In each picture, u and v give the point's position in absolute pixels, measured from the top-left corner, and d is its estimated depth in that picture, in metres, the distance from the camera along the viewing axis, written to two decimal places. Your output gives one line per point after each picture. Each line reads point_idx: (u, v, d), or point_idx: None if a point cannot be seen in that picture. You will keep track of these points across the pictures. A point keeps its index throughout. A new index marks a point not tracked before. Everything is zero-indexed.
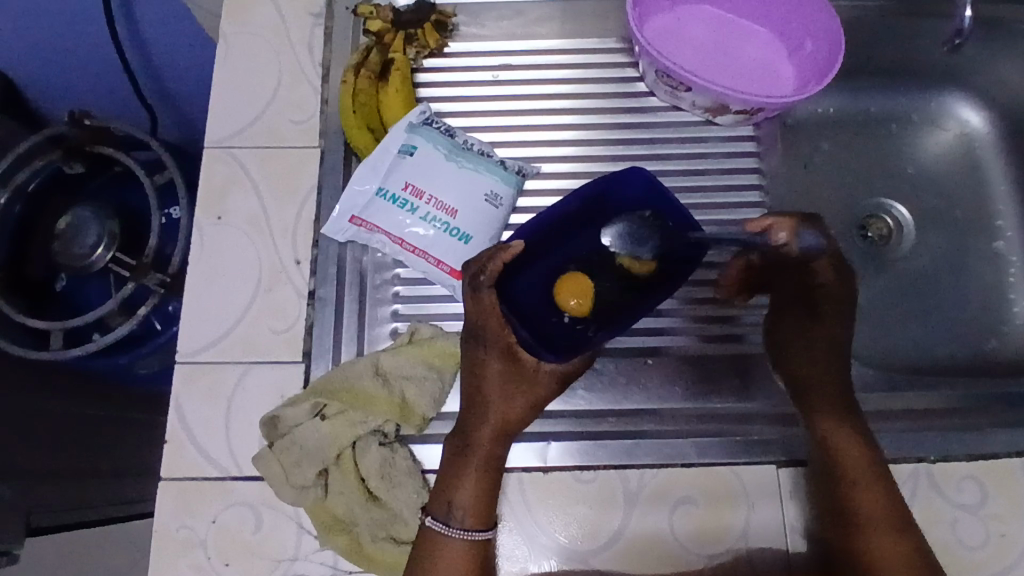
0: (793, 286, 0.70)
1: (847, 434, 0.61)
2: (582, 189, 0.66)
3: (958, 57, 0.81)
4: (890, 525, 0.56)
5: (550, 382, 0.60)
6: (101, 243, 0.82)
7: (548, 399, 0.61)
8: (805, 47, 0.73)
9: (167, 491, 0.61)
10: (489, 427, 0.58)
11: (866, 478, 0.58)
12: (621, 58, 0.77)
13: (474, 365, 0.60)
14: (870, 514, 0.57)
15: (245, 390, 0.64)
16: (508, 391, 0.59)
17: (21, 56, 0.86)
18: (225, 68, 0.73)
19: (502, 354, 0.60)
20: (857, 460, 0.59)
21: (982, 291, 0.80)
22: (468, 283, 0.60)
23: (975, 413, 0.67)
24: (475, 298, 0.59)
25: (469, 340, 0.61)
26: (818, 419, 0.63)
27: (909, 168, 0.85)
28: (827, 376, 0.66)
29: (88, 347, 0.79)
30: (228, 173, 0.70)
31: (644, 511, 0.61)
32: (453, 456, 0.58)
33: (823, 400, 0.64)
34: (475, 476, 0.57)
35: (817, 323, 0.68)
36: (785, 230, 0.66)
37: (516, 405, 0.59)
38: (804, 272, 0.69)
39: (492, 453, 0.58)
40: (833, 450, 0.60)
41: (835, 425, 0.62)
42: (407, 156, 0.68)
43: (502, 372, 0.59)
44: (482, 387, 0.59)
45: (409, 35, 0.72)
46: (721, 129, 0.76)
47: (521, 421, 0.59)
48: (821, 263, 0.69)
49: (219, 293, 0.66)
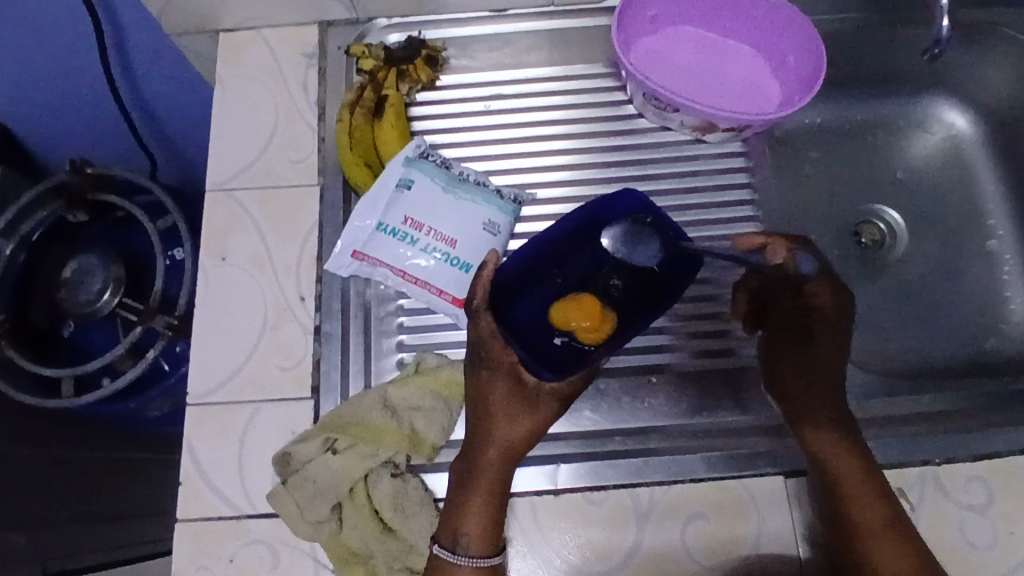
0: (789, 305, 0.70)
1: (833, 442, 0.61)
2: (582, 206, 0.67)
3: (939, 64, 0.83)
4: (890, 529, 0.56)
5: (551, 401, 0.61)
6: (106, 289, 0.83)
7: (552, 421, 0.61)
8: (788, 63, 0.75)
9: (182, 533, 0.62)
10: (494, 451, 0.59)
11: (859, 488, 0.58)
12: (609, 82, 0.79)
13: (478, 388, 0.61)
14: (868, 522, 0.57)
15: (256, 429, 0.65)
16: (512, 413, 0.60)
17: (20, 109, 0.87)
18: (221, 113, 0.75)
19: (506, 375, 0.60)
20: (848, 472, 0.59)
21: (978, 291, 0.81)
22: (465, 309, 0.62)
23: (978, 414, 0.67)
24: (474, 324, 0.61)
25: (473, 364, 0.62)
26: (808, 430, 0.63)
27: (898, 172, 0.87)
28: (823, 386, 0.66)
29: (100, 392, 0.80)
30: (230, 215, 0.71)
31: (656, 530, 0.62)
32: (460, 480, 0.59)
33: (811, 408, 0.64)
34: (481, 500, 0.58)
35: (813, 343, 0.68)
36: (780, 251, 0.66)
37: (519, 429, 0.60)
38: (800, 292, 0.69)
39: (497, 477, 0.59)
40: (821, 461, 0.61)
41: (821, 436, 0.62)
42: (405, 190, 0.70)
43: (506, 394, 0.60)
44: (487, 410, 0.60)
45: (401, 71, 0.75)
46: (710, 147, 0.77)
47: (525, 444, 0.60)
48: (816, 283, 0.68)
49: (225, 334, 0.67)
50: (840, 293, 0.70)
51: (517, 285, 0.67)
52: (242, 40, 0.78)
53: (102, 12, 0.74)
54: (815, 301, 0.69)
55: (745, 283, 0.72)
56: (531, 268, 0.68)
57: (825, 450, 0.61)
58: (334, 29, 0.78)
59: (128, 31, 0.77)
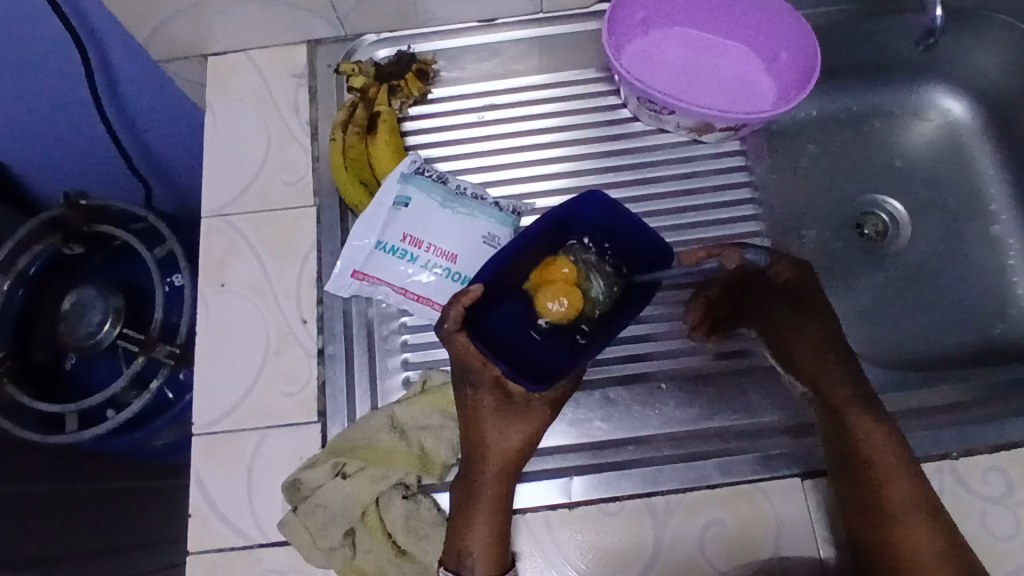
0: (767, 289, 0.70)
1: (880, 430, 0.60)
2: (539, 219, 0.64)
3: (934, 51, 0.82)
4: (921, 515, 0.57)
5: (544, 408, 0.60)
6: (106, 321, 0.82)
7: (545, 428, 0.60)
8: (781, 59, 0.74)
9: (195, 566, 0.61)
10: (491, 466, 0.59)
11: (892, 467, 0.58)
12: (602, 87, 0.78)
13: (468, 407, 0.60)
14: (903, 505, 0.57)
15: (264, 456, 0.64)
16: (505, 426, 0.59)
17: (11, 144, 0.87)
18: (213, 138, 0.74)
19: (493, 390, 0.60)
20: (883, 453, 0.59)
21: (984, 277, 0.80)
22: (439, 330, 0.59)
23: (991, 402, 0.66)
24: (451, 345, 0.59)
25: (458, 382, 0.61)
26: (851, 416, 0.61)
27: (897, 162, 0.86)
28: (824, 360, 0.66)
29: (104, 426, 0.79)
30: (227, 242, 0.70)
31: (675, 535, 0.61)
32: (462, 499, 0.59)
33: (845, 398, 0.63)
34: (484, 518, 0.57)
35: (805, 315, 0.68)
36: (732, 258, 0.67)
37: (514, 440, 0.59)
38: (763, 278, 0.70)
39: (498, 491, 0.58)
40: (863, 447, 0.59)
41: (867, 422, 0.61)
42: (402, 207, 0.69)
43: (495, 408, 0.60)
44: (479, 427, 0.60)
45: (392, 87, 0.74)
46: (707, 147, 0.77)
47: (522, 454, 0.59)
48: (776, 268, 0.69)
49: (228, 362, 0.67)
50: (801, 271, 0.70)
51: (497, 294, 0.65)
52: (230, 64, 0.77)
53: (87, 43, 0.73)
54: (784, 282, 0.70)
55: (707, 289, 0.71)
56: (502, 278, 0.65)
57: (869, 436, 0.60)
58: (322, 49, 0.78)
59: (115, 60, 0.76)
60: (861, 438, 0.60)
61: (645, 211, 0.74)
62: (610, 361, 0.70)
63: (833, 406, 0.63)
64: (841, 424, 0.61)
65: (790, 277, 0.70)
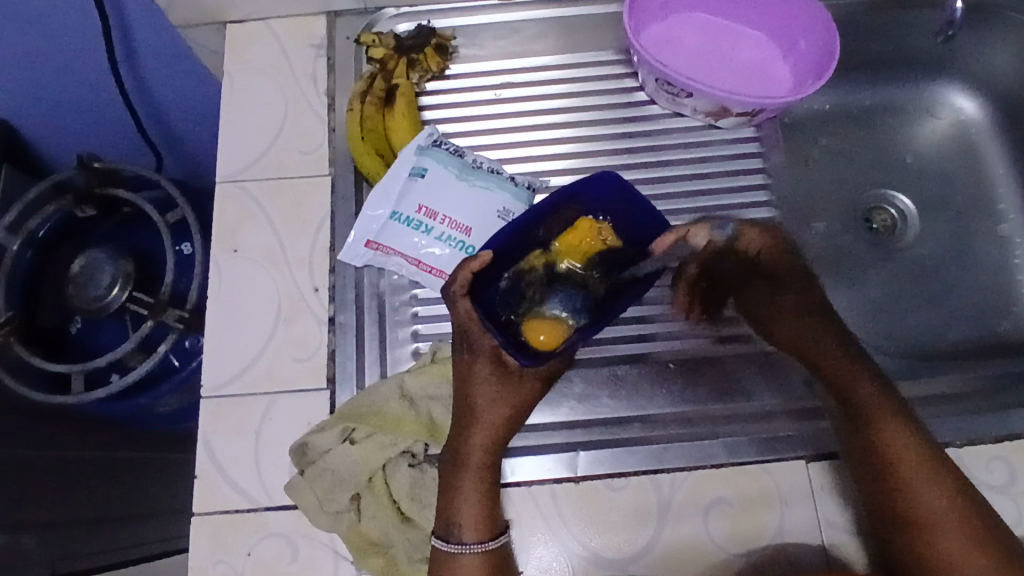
0: (741, 266, 0.67)
1: (907, 438, 0.56)
2: (546, 196, 0.64)
3: (951, 47, 0.82)
4: (959, 524, 0.52)
5: (533, 381, 0.62)
6: (115, 284, 0.82)
7: (532, 401, 0.62)
8: (800, 48, 0.74)
9: (200, 527, 0.61)
10: (481, 434, 0.59)
11: (926, 479, 0.54)
12: (619, 69, 0.78)
13: (462, 373, 0.61)
14: (940, 516, 0.53)
15: (273, 421, 0.64)
16: (497, 396, 0.60)
17: (22, 105, 0.87)
18: (230, 104, 0.74)
19: (489, 359, 0.60)
20: (913, 466, 0.55)
21: (990, 274, 0.80)
22: (445, 292, 0.60)
23: (995, 393, 0.67)
24: (453, 308, 0.60)
25: (456, 348, 0.62)
26: (874, 426, 0.57)
27: (908, 157, 0.86)
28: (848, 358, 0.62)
29: (110, 388, 0.80)
30: (240, 208, 0.71)
31: (679, 515, 0.61)
32: (449, 467, 0.59)
33: (877, 409, 0.58)
34: (473, 485, 0.58)
35: (783, 291, 0.66)
36: (700, 235, 0.63)
37: (505, 409, 0.60)
38: (736, 253, 0.66)
39: (487, 460, 0.59)
40: (890, 457, 0.56)
41: (895, 428, 0.57)
42: (418, 177, 0.69)
43: (489, 377, 0.60)
44: (471, 394, 0.60)
45: (411, 60, 0.74)
46: (723, 132, 0.77)
47: (510, 425, 0.60)
48: (744, 239, 0.65)
49: (239, 325, 0.67)
50: (773, 237, 0.66)
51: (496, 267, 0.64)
52: (248, 32, 0.78)
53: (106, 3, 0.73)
54: (756, 255, 0.66)
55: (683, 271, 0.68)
56: (510, 252, 0.64)
57: (899, 447, 0.56)
58: (342, 20, 0.78)
59: (133, 22, 0.76)
60: (885, 453, 0.56)
61: (659, 194, 0.75)
62: (614, 341, 0.70)
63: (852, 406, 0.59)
64: (863, 435, 0.58)
65: (761, 249, 0.65)
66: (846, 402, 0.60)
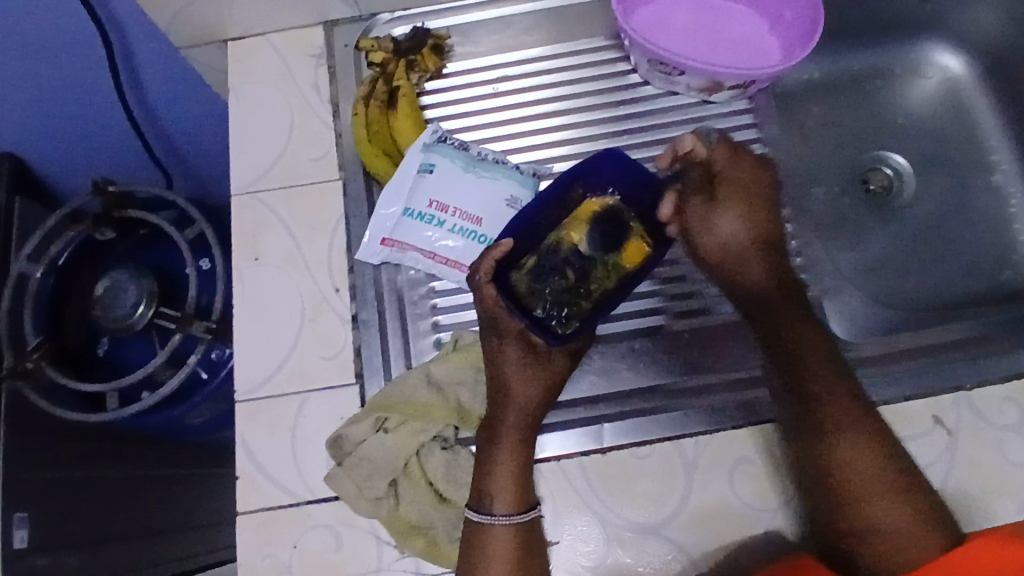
0: (700, 178, 0.67)
1: (867, 449, 0.56)
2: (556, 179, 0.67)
3: (933, 7, 0.84)
4: (914, 533, 0.53)
5: (561, 360, 0.64)
6: (141, 302, 0.84)
7: (561, 379, 0.64)
8: (785, 18, 0.76)
9: (246, 525, 0.64)
10: (513, 413, 0.62)
11: (883, 490, 0.54)
12: (611, 54, 0.80)
13: (491, 356, 0.63)
14: (893, 526, 0.54)
15: (307, 418, 0.66)
16: (527, 376, 0.63)
17: (33, 137, 0.89)
18: (237, 119, 0.77)
19: (517, 341, 0.63)
20: (870, 477, 0.55)
21: (987, 225, 0.83)
22: (469, 280, 0.63)
23: (1001, 337, 0.69)
24: (478, 294, 0.62)
25: (485, 333, 0.64)
26: (833, 435, 0.57)
27: (898, 118, 0.88)
28: (816, 350, 0.61)
29: (143, 403, 0.82)
30: (257, 217, 0.73)
31: (703, 477, 0.64)
32: (483, 445, 0.62)
33: (834, 418, 0.57)
34: (507, 462, 0.60)
35: (726, 211, 0.66)
36: (688, 143, 0.66)
37: (535, 389, 0.63)
38: (705, 168, 0.67)
39: (520, 438, 0.61)
40: (842, 470, 0.56)
41: (853, 442, 0.56)
42: (426, 173, 0.71)
43: (519, 358, 0.63)
44: (503, 376, 0.63)
45: (410, 62, 0.76)
46: (717, 107, 0.79)
47: (541, 403, 0.63)
48: (716, 153, 0.67)
49: (265, 329, 0.69)
50: (749, 160, 0.67)
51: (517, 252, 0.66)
52: (248, 47, 0.80)
53: (111, 30, 0.76)
54: (717, 169, 0.67)
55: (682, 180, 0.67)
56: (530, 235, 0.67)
57: (853, 456, 0.56)
58: (339, 29, 0.80)
59: (136, 47, 0.79)
60: (842, 465, 0.56)
61: None
62: (619, 317, 0.72)
63: (811, 414, 0.58)
64: (817, 446, 0.58)
65: (722, 164, 0.67)
66: (811, 409, 0.59)
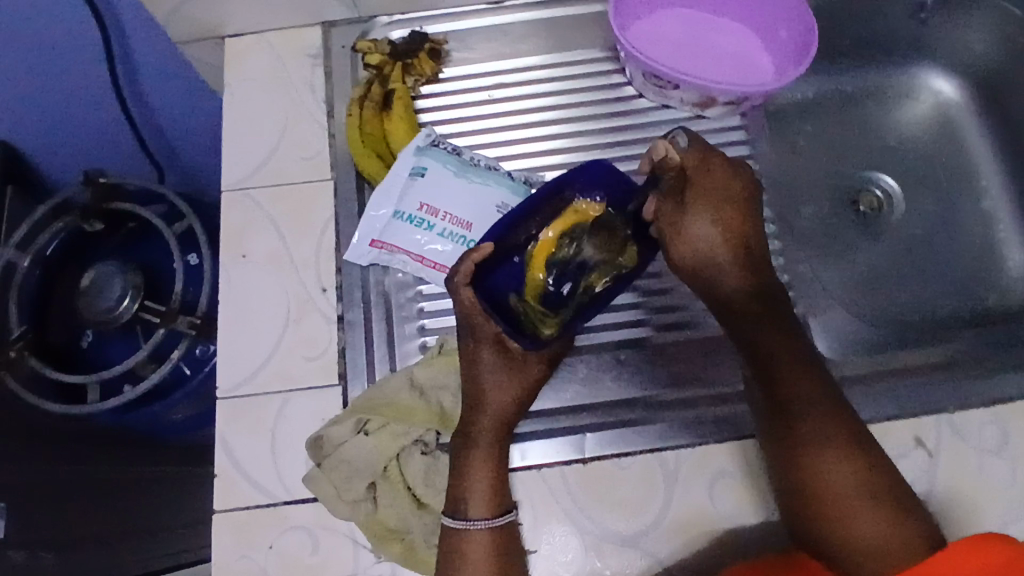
0: (678, 179, 0.67)
1: (845, 463, 0.54)
2: (539, 188, 0.66)
3: (925, 31, 0.85)
4: (897, 552, 0.52)
5: (537, 365, 0.65)
6: (126, 295, 0.83)
7: (536, 385, 0.65)
8: (780, 37, 0.77)
9: (222, 524, 0.63)
10: (487, 417, 0.62)
11: (863, 508, 0.53)
12: (607, 65, 0.81)
13: (467, 360, 0.64)
14: (872, 539, 0.52)
15: (288, 418, 0.66)
16: (502, 380, 0.64)
17: (26, 126, 0.89)
18: (231, 115, 0.77)
19: (493, 346, 0.64)
20: (848, 487, 0.54)
21: (974, 247, 0.83)
22: (448, 282, 0.63)
23: (984, 360, 0.70)
24: (457, 298, 0.62)
25: (461, 337, 0.65)
26: (806, 446, 0.56)
27: (889, 140, 0.89)
28: (794, 363, 0.59)
29: (124, 397, 0.82)
30: (247, 215, 0.73)
31: (685, 489, 0.63)
32: (459, 449, 0.62)
33: (807, 429, 0.56)
34: (481, 466, 0.61)
35: (705, 208, 0.66)
36: (663, 148, 0.65)
37: (509, 393, 0.63)
38: (676, 170, 0.66)
39: (495, 442, 0.62)
40: (816, 478, 0.55)
41: (827, 450, 0.55)
42: (418, 177, 0.72)
43: (494, 363, 0.64)
44: (477, 380, 0.64)
45: (406, 65, 0.77)
46: (711, 122, 0.79)
47: (516, 408, 0.64)
48: (689, 155, 0.66)
49: (249, 327, 0.69)
50: (713, 161, 0.66)
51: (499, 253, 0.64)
52: (244, 44, 0.80)
53: (108, 22, 0.76)
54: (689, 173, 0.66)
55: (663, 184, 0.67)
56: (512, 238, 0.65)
57: (830, 466, 0.55)
58: (337, 30, 0.80)
59: (133, 40, 0.79)
60: (819, 476, 0.55)
61: None
62: (601, 328, 0.72)
63: (787, 427, 0.57)
64: (792, 457, 0.56)
65: (699, 167, 0.66)
66: (784, 422, 0.58)
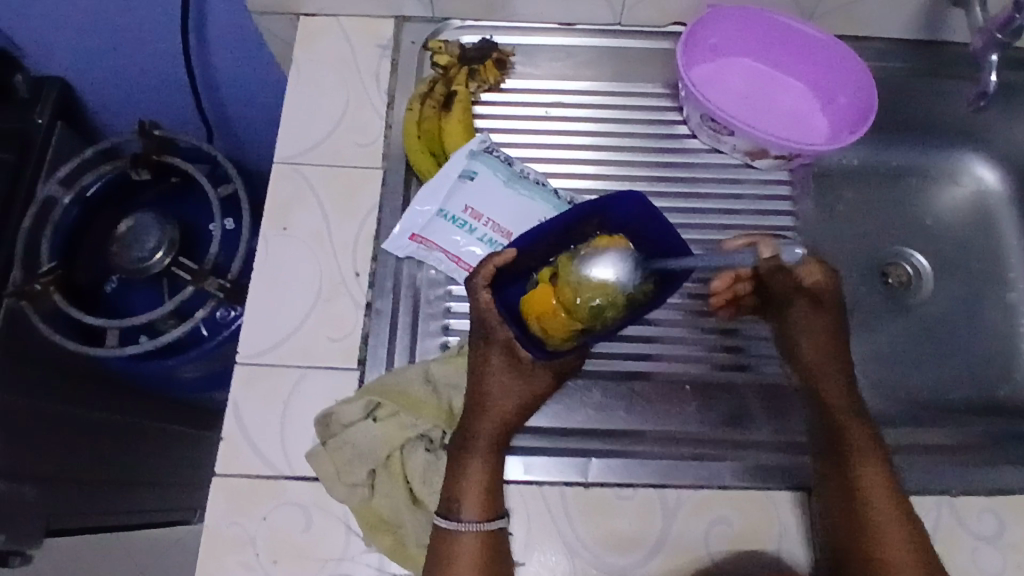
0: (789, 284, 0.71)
1: (886, 481, 0.63)
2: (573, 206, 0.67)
3: (978, 119, 0.87)
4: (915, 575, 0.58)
5: (545, 375, 0.66)
6: (160, 248, 0.84)
7: (541, 395, 0.66)
8: (838, 101, 0.79)
9: (220, 487, 0.63)
10: (488, 420, 0.63)
11: (897, 527, 0.60)
12: (664, 102, 0.82)
13: (476, 361, 0.66)
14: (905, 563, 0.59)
15: (302, 394, 0.67)
16: (508, 385, 0.65)
17: (91, 68, 0.91)
18: (294, 90, 0.78)
19: (502, 350, 0.65)
20: (888, 510, 0.61)
21: (994, 338, 0.84)
22: (468, 283, 0.65)
23: (991, 450, 0.70)
24: (474, 298, 0.65)
25: (473, 336, 0.66)
26: (856, 466, 0.63)
27: (926, 219, 0.90)
28: (846, 399, 0.67)
29: (139, 346, 0.83)
30: (294, 189, 0.74)
31: (680, 528, 0.64)
32: (457, 448, 0.63)
33: (860, 452, 0.64)
34: (477, 467, 0.61)
35: (817, 315, 0.70)
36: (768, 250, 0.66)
37: (513, 398, 0.65)
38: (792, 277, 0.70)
39: (492, 444, 0.63)
40: (863, 493, 0.62)
41: (874, 471, 0.63)
42: (467, 179, 0.73)
43: (502, 367, 0.65)
44: (483, 382, 0.65)
45: (472, 70, 0.78)
46: (757, 172, 0.81)
47: (517, 413, 0.65)
48: (806, 269, 0.69)
49: (279, 298, 0.70)
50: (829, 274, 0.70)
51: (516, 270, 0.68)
52: (318, 25, 0.81)
53: None
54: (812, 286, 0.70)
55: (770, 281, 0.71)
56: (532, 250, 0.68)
57: (874, 487, 0.62)
58: (409, 25, 0.82)
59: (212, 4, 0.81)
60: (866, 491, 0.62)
61: (691, 223, 0.78)
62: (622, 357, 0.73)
63: (844, 452, 0.64)
64: (845, 476, 0.63)
65: (819, 282, 0.70)
66: (839, 438, 0.65)
